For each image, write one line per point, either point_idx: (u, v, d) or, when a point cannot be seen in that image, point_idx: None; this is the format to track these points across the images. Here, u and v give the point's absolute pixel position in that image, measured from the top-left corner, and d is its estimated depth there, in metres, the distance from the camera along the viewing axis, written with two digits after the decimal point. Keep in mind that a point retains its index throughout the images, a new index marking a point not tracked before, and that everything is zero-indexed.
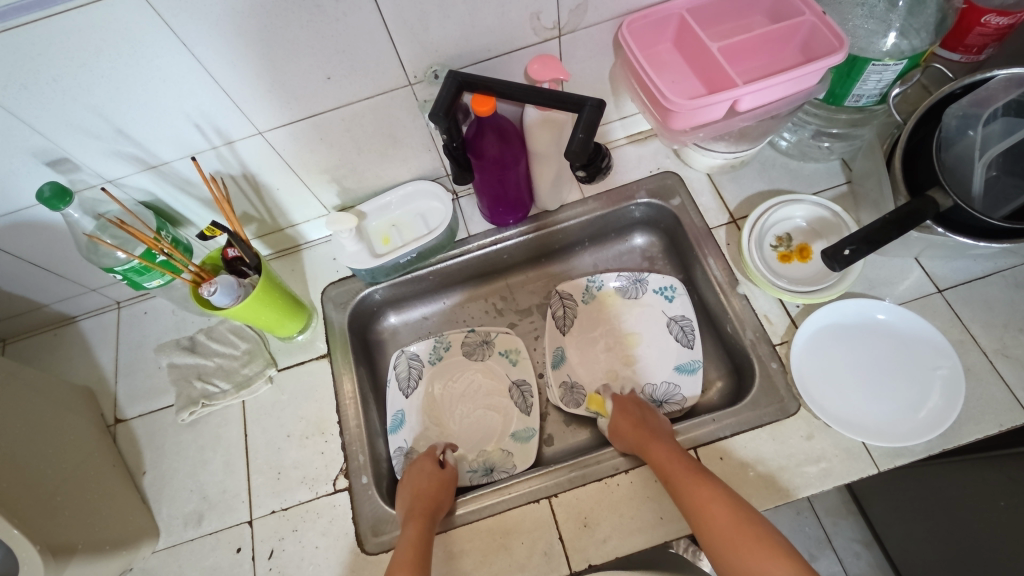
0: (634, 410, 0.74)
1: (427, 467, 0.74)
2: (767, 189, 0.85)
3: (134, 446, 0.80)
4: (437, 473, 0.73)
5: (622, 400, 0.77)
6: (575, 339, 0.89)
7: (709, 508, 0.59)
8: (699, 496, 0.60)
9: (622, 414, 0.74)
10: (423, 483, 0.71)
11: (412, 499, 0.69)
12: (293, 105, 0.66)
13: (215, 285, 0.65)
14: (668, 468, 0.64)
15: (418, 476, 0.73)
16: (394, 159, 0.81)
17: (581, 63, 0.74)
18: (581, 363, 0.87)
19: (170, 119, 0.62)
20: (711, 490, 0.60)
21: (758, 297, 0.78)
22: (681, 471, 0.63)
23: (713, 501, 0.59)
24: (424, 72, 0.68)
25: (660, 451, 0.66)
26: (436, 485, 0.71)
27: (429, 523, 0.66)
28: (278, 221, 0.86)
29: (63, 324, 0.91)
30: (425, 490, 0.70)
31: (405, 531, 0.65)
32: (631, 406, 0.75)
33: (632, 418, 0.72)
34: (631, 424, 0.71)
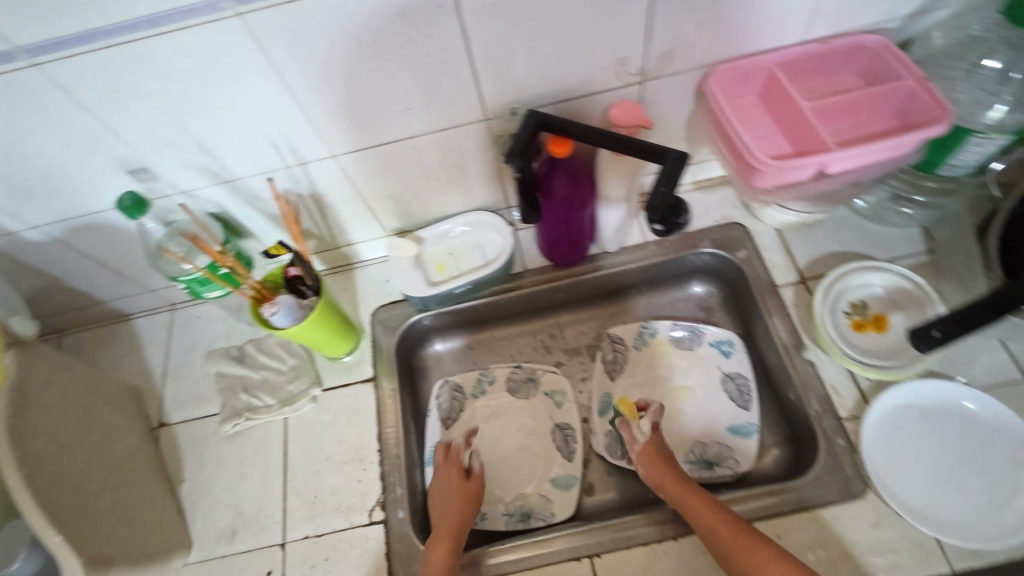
0: (663, 464, 0.71)
1: (450, 480, 0.74)
2: (840, 250, 0.81)
3: (175, 452, 0.80)
4: (464, 485, 0.73)
5: (646, 448, 0.73)
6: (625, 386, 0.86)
7: (764, 574, 0.57)
8: (750, 561, 0.58)
9: (650, 462, 0.71)
10: (449, 501, 0.71)
11: (439, 517, 0.70)
12: (369, 132, 0.66)
13: (276, 306, 0.65)
14: (711, 529, 0.62)
15: (443, 496, 0.72)
16: (458, 188, 0.80)
17: (660, 108, 0.72)
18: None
19: (250, 138, 0.63)
20: (761, 554, 0.58)
21: (826, 365, 0.74)
22: (727, 532, 0.61)
23: (766, 567, 0.57)
24: (502, 109, 0.67)
25: (702, 513, 0.64)
26: (461, 501, 0.71)
27: (454, 541, 0.66)
28: (336, 240, 0.86)
29: (118, 321, 0.92)
30: (454, 510, 0.70)
31: (431, 553, 0.65)
32: (659, 456, 0.72)
33: (664, 468, 0.70)
34: (665, 479, 0.69)
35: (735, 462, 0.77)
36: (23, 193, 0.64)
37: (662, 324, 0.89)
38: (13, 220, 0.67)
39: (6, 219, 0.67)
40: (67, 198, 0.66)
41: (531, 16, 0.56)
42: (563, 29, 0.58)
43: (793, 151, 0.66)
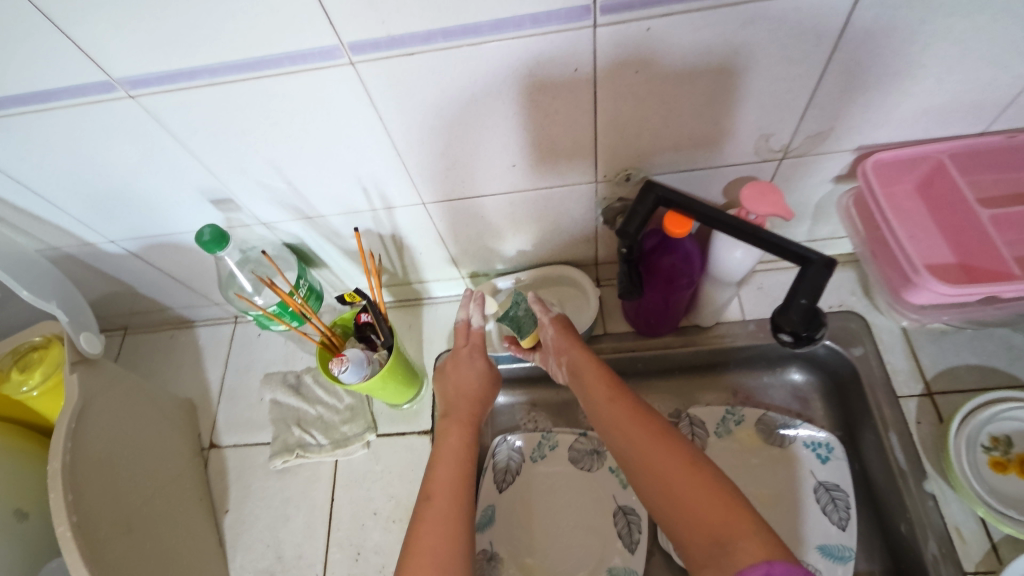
0: (569, 337, 0.66)
1: (480, 355, 0.67)
2: (978, 363, 0.70)
3: (222, 477, 0.78)
4: (481, 370, 0.66)
5: (553, 322, 0.68)
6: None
7: (650, 458, 0.51)
8: (639, 443, 0.52)
9: (562, 339, 0.66)
10: (460, 380, 0.65)
11: (451, 400, 0.63)
12: (466, 184, 0.60)
13: (347, 362, 0.60)
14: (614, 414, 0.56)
15: (461, 376, 0.65)
16: (547, 241, 0.74)
17: (791, 186, 0.63)
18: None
19: (340, 180, 0.58)
20: (647, 432, 0.53)
21: (949, 502, 0.64)
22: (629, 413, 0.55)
23: (655, 446, 0.51)
24: (615, 174, 0.60)
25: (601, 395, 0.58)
26: (478, 388, 0.64)
27: (471, 431, 0.60)
28: (409, 277, 0.81)
29: (182, 327, 0.91)
30: (471, 391, 0.64)
31: (444, 439, 0.59)
32: (568, 330, 0.67)
33: (578, 350, 0.64)
34: (571, 354, 0.64)
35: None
36: (104, 211, 0.62)
37: (751, 412, 0.79)
38: (93, 233, 0.66)
39: (86, 232, 0.65)
40: (146, 219, 0.63)
41: (670, 85, 0.49)
42: (703, 100, 0.51)
43: (957, 262, 0.56)
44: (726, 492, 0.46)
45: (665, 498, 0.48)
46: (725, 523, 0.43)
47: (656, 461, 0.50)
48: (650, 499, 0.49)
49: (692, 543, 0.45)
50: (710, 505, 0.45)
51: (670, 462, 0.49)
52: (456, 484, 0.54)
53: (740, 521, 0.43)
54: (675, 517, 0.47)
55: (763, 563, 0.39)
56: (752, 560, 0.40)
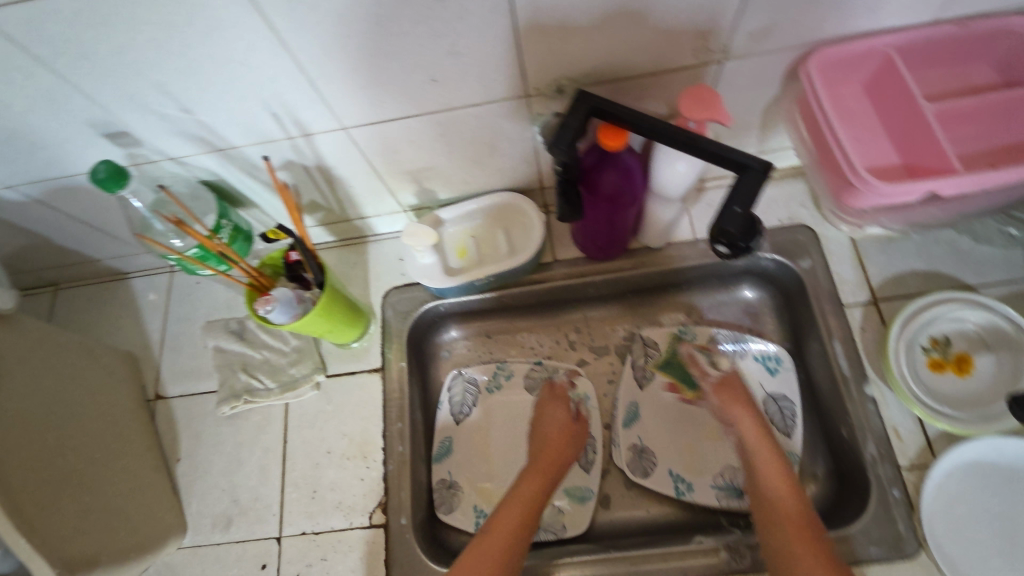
0: (741, 405, 0.68)
1: (562, 407, 0.74)
2: (923, 269, 0.70)
3: (171, 428, 0.76)
4: (568, 425, 0.72)
5: (717, 385, 0.71)
6: (654, 396, 0.77)
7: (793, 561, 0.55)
8: (790, 534, 0.57)
9: (740, 409, 0.68)
10: (552, 438, 0.71)
11: (536, 452, 0.70)
12: (387, 104, 0.55)
13: (273, 302, 0.57)
14: (772, 516, 0.59)
15: (549, 421, 0.73)
16: (486, 167, 0.70)
17: (736, 92, 0.60)
18: (654, 426, 0.76)
19: (245, 105, 0.53)
20: (808, 537, 0.56)
21: (889, 404, 0.65)
22: (789, 518, 0.58)
23: (806, 531, 0.57)
24: (546, 86, 0.56)
25: (783, 501, 0.60)
26: (559, 437, 0.71)
27: (541, 488, 0.66)
28: (347, 212, 0.77)
29: (116, 279, 0.86)
30: (544, 466, 0.68)
31: (518, 483, 0.67)
32: (737, 395, 0.69)
33: (761, 436, 0.66)
34: (744, 429, 0.66)
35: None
36: None
37: (703, 331, 0.79)
38: None
39: None
40: (38, 159, 0.57)
41: None
42: None
43: (902, 163, 0.53)
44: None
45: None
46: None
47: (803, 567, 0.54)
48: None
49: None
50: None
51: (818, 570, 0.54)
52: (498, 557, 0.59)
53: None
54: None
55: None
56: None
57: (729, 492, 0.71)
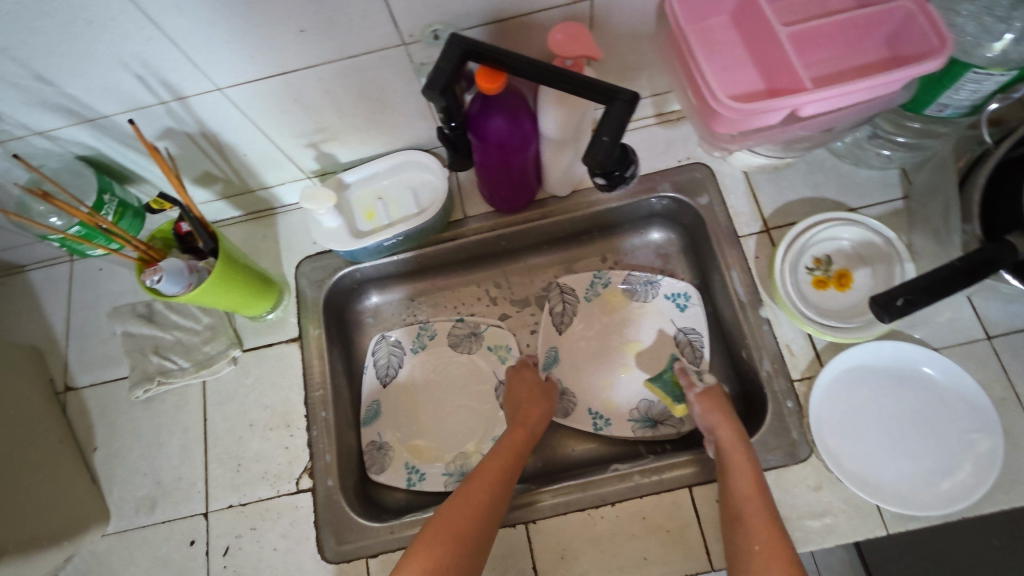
0: (721, 414, 0.65)
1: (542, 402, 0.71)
2: (809, 196, 0.74)
3: (85, 418, 0.74)
4: (537, 387, 0.73)
5: (705, 396, 0.67)
6: (573, 340, 0.80)
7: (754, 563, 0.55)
8: (750, 525, 0.57)
9: (711, 413, 0.65)
10: (533, 408, 0.70)
11: (517, 404, 0.71)
12: (259, 60, 0.54)
13: (161, 272, 0.56)
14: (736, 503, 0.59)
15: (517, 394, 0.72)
16: (382, 125, 0.69)
17: (613, 30, 0.61)
18: (574, 368, 0.78)
19: (104, 68, 0.51)
20: (775, 541, 0.56)
21: (782, 324, 0.69)
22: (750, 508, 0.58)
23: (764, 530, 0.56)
24: (421, 31, 0.55)
25: (744, 485, 0.59)
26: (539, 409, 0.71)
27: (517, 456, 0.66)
28: (247, 183, 0.75)
29: (11, 273, 0.82)
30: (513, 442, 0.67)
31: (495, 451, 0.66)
32: (719, 406, 0.66)
33: (723, 420, 0.64)
34: (721, 432, 0.63)
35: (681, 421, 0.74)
36: None
37: (617, 274, 0.81)
38: None
39: None
40: None
41: None
42: None
43: (766, 87, 0.56)
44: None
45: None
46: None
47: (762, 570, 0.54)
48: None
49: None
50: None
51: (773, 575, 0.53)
52: (466, 536, 0.57)
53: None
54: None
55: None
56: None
57: (643, 422, 0.74)
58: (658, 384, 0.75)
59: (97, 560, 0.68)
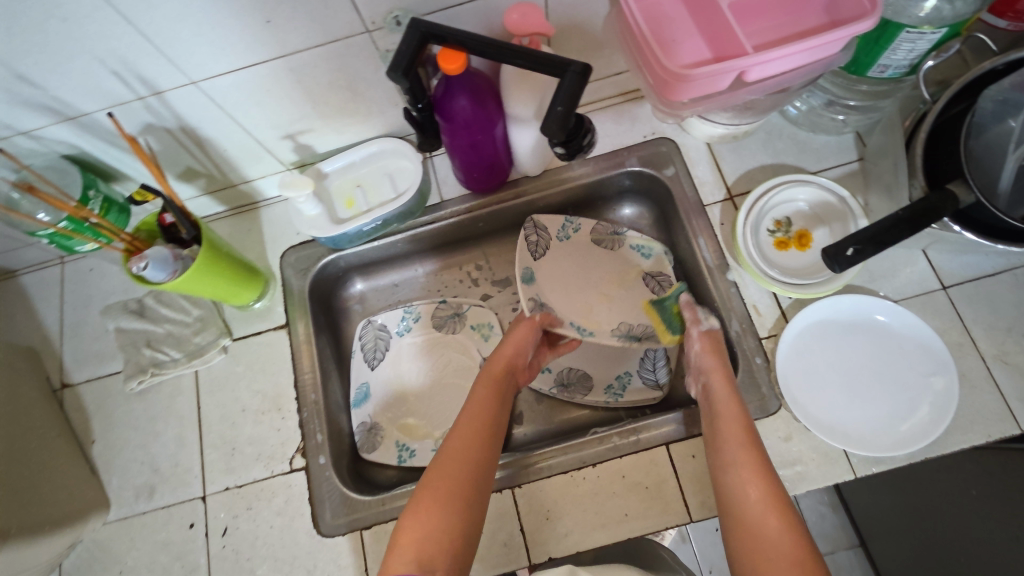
0: (718, 360, 0.66)
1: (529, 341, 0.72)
2: (770, 163, 0.77)
3: (81, 412, 0.77)
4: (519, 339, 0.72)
5: (705, 339, 0.68)
6: (546, 262, 0.82)
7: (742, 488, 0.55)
8: (742, 474, 0.56)
9: (708, 355, 0.67)
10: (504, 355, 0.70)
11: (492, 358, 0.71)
12: (230, 51, 0.57)
13: (146, 259, 0.58)
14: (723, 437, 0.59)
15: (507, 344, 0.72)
16: (355, 114, 0.72)
17: (569, 10, 0.64)
18: (551, 277, 0.81)
19: (82, 65, 0.53)
20: (757, 465, 0.56)
21: (748, 285, 0.72)
22: (744, 457, 0.57)
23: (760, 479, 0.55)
24: (384, 18, 0.58)
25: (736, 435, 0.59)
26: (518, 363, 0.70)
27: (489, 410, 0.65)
28: (229, 177, 0.77)
29: (3, 278, 0.84)
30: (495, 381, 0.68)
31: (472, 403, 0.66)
32: (718, 350, 0.67)
33: (717, 363, 0.66)
34: (718, 381, 0.64)
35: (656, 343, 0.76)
36: None
37: (585, 223, 0.84)
38: None
39: None
40: None
41: None
42: None
43: (713, 57, 0.57)
44: (798, 538, 0.50)
45: (754, 534, 0.52)
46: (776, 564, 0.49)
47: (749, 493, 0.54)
48: (735, 537, 0.54)
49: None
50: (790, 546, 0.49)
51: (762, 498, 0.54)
52: (456, 488, 0.56)
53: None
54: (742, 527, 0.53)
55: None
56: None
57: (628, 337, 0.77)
58: (658, 308, 0.77)
59: (99, 547, 0.71)
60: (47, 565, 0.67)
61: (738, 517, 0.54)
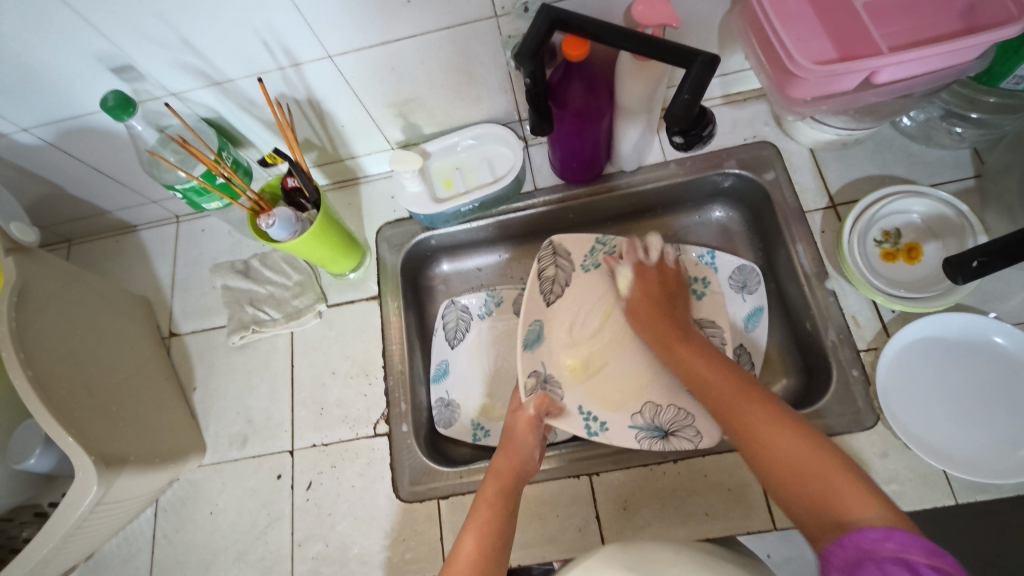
0: (659, 309, 0.71)
1: (536, 437, 0.66)
2: (877, 173, 0.75)
3: (186, 360, 0.82)
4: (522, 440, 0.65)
5: (649, 266, 0.74)
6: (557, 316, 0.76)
7: (746, 415, 0.55)
8: (735, 410, 0.56)
9: (643, 296, 0.72)
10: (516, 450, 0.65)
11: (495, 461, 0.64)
12: (367, 29, 0.60)
13: (274, 217, 0.64)
14: (704, 376, 0.61)
15: (511, 446, 0.65)
16: (465, 97, 0.75)
17: (691, 6, 0.64)
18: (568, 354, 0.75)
19: (238, 33, 0.57)
20: (741, 391, 0.58)
21: (847, 296, 0.71)
22: (734, 393, 0.58)
23: (749, 405, 0.56)
24: (513, 4, 0.60)
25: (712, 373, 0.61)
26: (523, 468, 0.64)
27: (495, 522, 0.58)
28: (338, 151, 0.82)
29: (125, 232, 0.92)
30: (495, 495, 0.60)
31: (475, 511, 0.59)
32: (656, 311, 0.71)
33: (653, 311, 0.71)
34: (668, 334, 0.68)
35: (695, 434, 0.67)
36: (3, 91, 0.61)
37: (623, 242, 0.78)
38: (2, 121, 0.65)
39: None
40: (51, 97, 0.62)
41: None
42: None
43: (839, 57, 0.56)
44: (804, 428, 0.52)
45: (765, 447, 0.52)
46: (809, 474, 0.48)
47: (757, 421, 0.54)
48: (760, 467, 0.52)
49: (786, 502, 0.49)
50: (826, 462, 0.48)
51: (771, 421, 0.53)
52: None
53: (867, 497, 0.45)
54: (761, 456, 0.52)
55: (885, 528, 0.42)
56: (868, 523, 0.43)
57: (652, 432, 0.69)
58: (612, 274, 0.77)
59: (194, 486, 0.75)
60: (149, 497, 0.72)
61: (754, 442, 0.53)
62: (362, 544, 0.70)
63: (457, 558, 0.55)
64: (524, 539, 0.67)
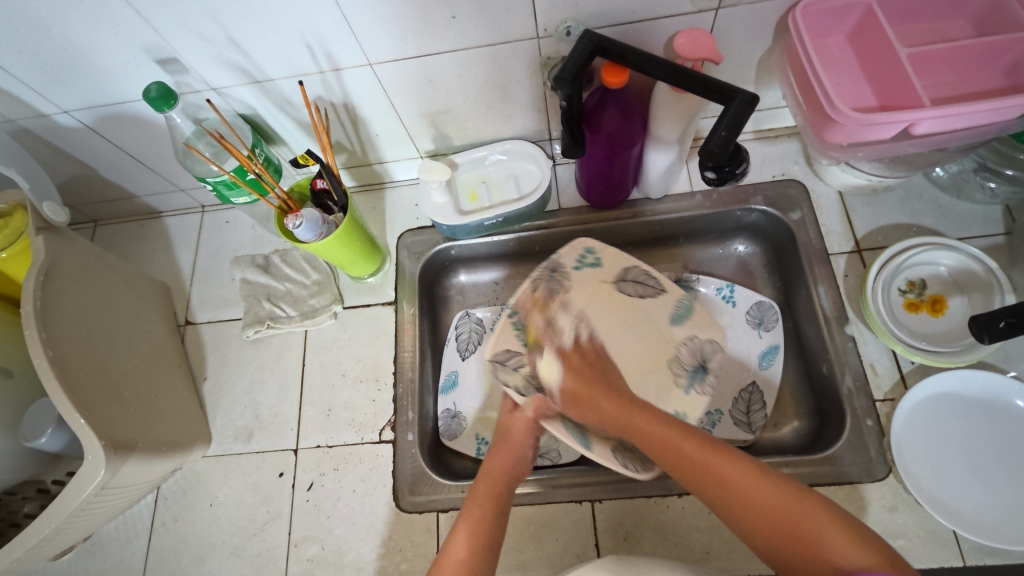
0: (585, 394, 0.64)
1: (531, 438, 0.67)
2: (906, 222, 0.75)
3: (199, 350, 0.83)
4: (516, 443, 0.66)
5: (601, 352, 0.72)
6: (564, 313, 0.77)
7: (754, 497, 0.51)
8: (715, 473, 0.54)
9: (572, 377, 0.66)
10: (509, 447, 0.66)
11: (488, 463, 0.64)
12: (409, 40, 0.61)
13: (301, 218, 0.65)
14: (686, 460, 0.56)
15: (507, 449, 0.65)
16: (498, 114, 0.75)
17: (732, 42, 0.65)
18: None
19: (285, 36, 0.58)
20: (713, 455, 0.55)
21: (867, 342, 0.70)
22: (701, 456, 0.55)
23: (725, 472, 0.53)
24: (556, 27, 0.61)
25: (678, 445, 0.57)
26: (511, 473, 0.64)
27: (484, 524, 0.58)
28: (368, 156, 0.82)
29: (150, 217, 0.93)
30: (486, 497, 0.60)
31: (466, 512, 0.59)
32: (579, 366, 0.67)
33: (588, 382, 0.65)
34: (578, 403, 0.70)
35: (650, 458, 0.66)
36: (52, 74, 0.62)
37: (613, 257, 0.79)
38: (45, 102, 0.66)
39: (37, 100, 0.66)
40: (95, 84, 0.64)
41: None
42: None
43: (878, 104, 0.58)
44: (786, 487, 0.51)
45: (750, 504, 0.51)
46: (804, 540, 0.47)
47: (742, 483, 0.52)
48: (751, 535, 0.50)
49: (788, 567, 0.48)
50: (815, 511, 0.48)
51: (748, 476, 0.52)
52: None
53: (849, 540, 0.46)
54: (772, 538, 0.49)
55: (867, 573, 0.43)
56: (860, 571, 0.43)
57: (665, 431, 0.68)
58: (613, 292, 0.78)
59: (196, 477, 0.76)
60: (152, 484, 0.73)
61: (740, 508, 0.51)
62: (357, 550, 0.69)
63: (448, 558, 0.55)
64: (519, 561, 0.66)
